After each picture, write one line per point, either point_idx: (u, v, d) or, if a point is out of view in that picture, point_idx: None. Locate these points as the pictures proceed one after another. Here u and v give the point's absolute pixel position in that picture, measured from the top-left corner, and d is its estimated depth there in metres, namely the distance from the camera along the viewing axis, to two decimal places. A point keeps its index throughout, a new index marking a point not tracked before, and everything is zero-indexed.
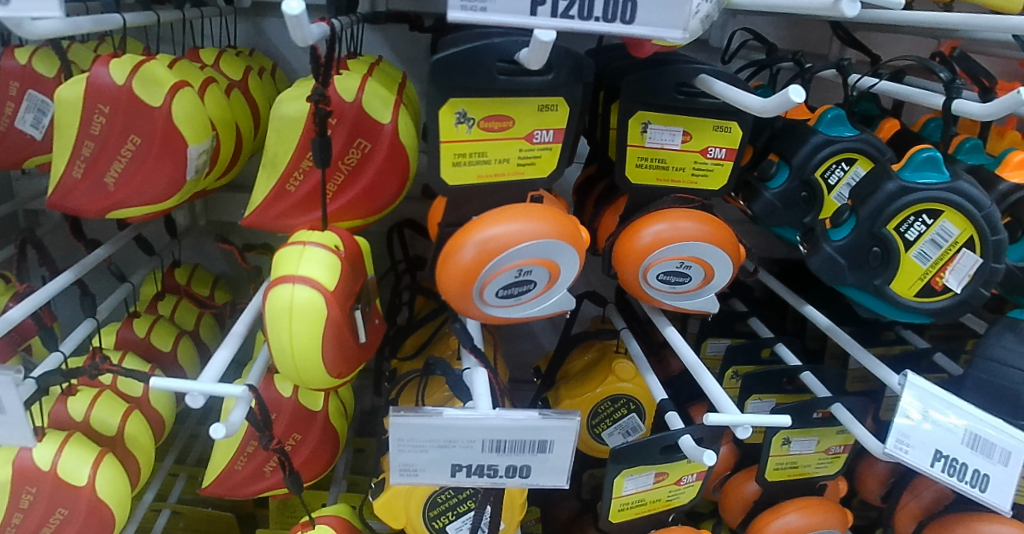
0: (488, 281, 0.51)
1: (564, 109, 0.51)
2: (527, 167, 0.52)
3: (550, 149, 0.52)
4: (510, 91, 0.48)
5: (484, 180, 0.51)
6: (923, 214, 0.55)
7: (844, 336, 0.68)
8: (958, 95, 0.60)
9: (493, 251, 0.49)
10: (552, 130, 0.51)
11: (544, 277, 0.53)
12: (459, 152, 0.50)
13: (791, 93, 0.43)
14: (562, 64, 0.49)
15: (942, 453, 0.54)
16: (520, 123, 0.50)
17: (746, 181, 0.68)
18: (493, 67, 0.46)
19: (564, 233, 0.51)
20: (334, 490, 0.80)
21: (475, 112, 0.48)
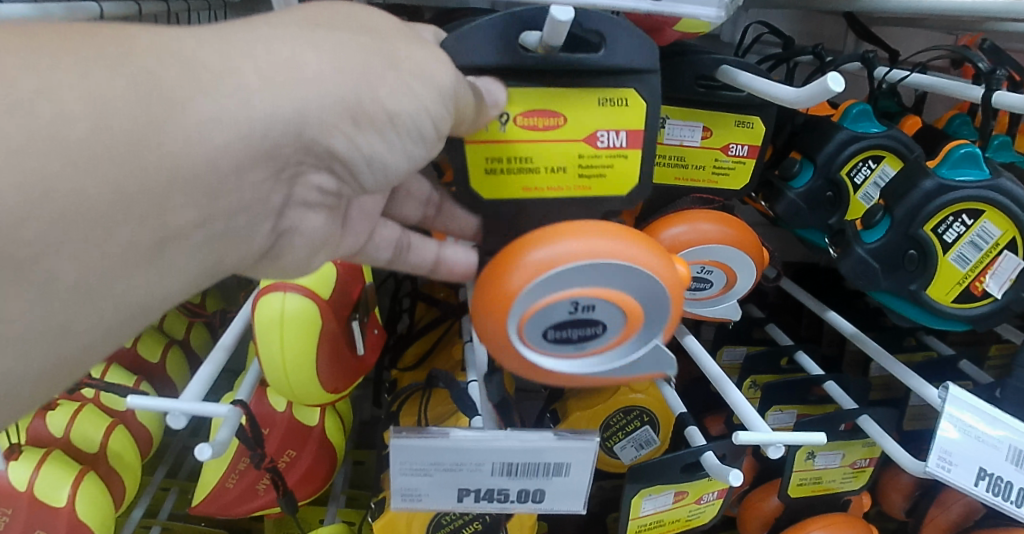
0: (531, 319, 0.39)
1: (637, 104, 0.40)
2: (591, 179, 0.41)
3: (624, 157, 0.41)
4: (559, 75, 0.39)
5: (531, 191, 0.41)
6: (962, 214, 0.51)
7: (872, 344, 0.64)
8: (997, 87, 0.57)
9: (540, 271, 0.38)
10: (621, 131, 0.41)
11: (615, 317, 0.41)
12: (492, 157, 0.40)
13: (830, 80, 0.40)
14: (615, 37, 0.39)
15: (985, 470, 0.50)
16: (573, 121, 0.40)
17: (767, 180, 0.64)
18: (516, 42, 0.38)
19: (642, 254, 0.39)
20: (332, 506, 0.76)
21: (517, 103, 0.39)
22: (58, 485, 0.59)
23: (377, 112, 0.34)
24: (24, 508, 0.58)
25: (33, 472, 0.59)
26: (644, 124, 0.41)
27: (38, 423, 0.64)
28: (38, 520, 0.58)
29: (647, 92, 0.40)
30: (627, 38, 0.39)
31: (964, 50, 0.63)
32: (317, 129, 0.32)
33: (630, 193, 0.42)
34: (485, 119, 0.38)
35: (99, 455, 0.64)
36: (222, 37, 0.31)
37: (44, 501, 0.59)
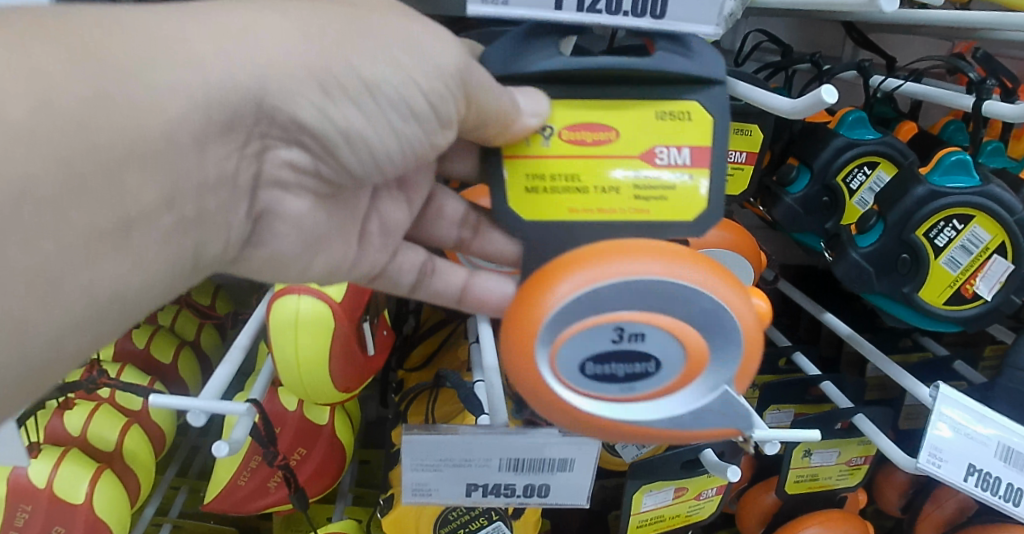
0: (567, 351, 0.35)
1: (704, 116, 0.35)
2: (647, 202, 0.36)
3: (688, 175, 0.36)
4: (612, 84, 0.35)
5: (576, 217, 0.36)
6: (953, 220, 0.53)
7: (867, 345, 0.66)
8: (989, 96, 0.58)
9: (575, 289, 0.33)
10: (685, 148, 0.36)
11: (669, 352, 0.35)
12: (534, 174, 0.36)
13: (824, 92, 0.41)
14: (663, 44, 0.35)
15: (974, 466, 0.52)
16: (628, 135, 0.35)
17: (765, 185, 0.66)
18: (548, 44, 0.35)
19: (696, 275, 0.34)
20: (340, 504, 0.78)
21: (562, 116, 0.35)
22: (76, 482, 0.61)
23: (352, 81, 0.32)
24: (43, 505, 0.60)
25: (51, 469, 0.61)
26: (712, 140, 0.36)
27: (56, 422, 0.66)
28: (58, 517, 0.60)
29: (714, 105, 0.36)
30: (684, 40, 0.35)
31: (957, 60, 0.64)
32: (277, 98, 0.31)
33: (696, 221, 0.36)
34: (523, 129, 0.34)
35: (115, 454, 0.66)
36: (242, 24, 0.31)
37: (62, 498, 0.60)
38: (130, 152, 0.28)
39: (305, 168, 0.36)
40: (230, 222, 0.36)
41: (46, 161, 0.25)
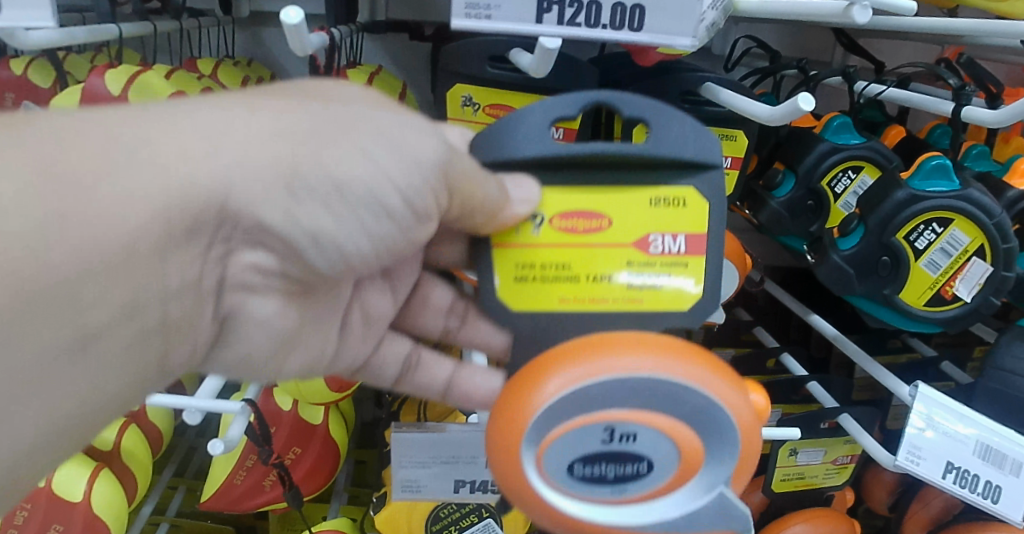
0: (552, 451, 0.35)
1: (698, 202, 0.38)
2: (638, 289, 0.38)
3: (683, 260, 0.38)
4: (606, 172, 0.37)
5: (568, 306, 0.38)
6: (933, 223, 0.54)
7: (851, 346, 0.67)
8: (968, 102, 0.60)
9: (562, 390, 0.33)
10: (679, 235, 0.38)
11: (662, 450, 0.35)
12: (525, 263, 0.38)
13: (800, 101, 0.44)
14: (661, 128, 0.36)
15: (953, 464, 0.53)
16: (620, 222, 0.37)
17: (751, 189, 0.68)
18: (543, 128, 0.36)
19: (690, 374, 0.34)
20: (335, 502, 0.79)
21: (554, 205, 0.37)
22: (75, 480, 0.62)
23: (321, 183, 0.32)
24: (42, 502, 0.61)
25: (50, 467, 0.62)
26: (706, 228, 0.38)
27: None
28: (56, 513, 0.61)
29: (707, 191, 0.38)
30: (677, 126, 0.37)
31: (939, 67, 0.66)
32: (239, 204, 0.31)
33: (690, 309, 0.38)
34: (512, 216, 0.36)
35: (113, 452, 0.68)
36: None
37: (62, 496, 0.62)
38: (83, 270, 0.28)
39: (269, 269, 0.36)
40: (196, 322, 0.37)
41: (49, 232, 0.27)
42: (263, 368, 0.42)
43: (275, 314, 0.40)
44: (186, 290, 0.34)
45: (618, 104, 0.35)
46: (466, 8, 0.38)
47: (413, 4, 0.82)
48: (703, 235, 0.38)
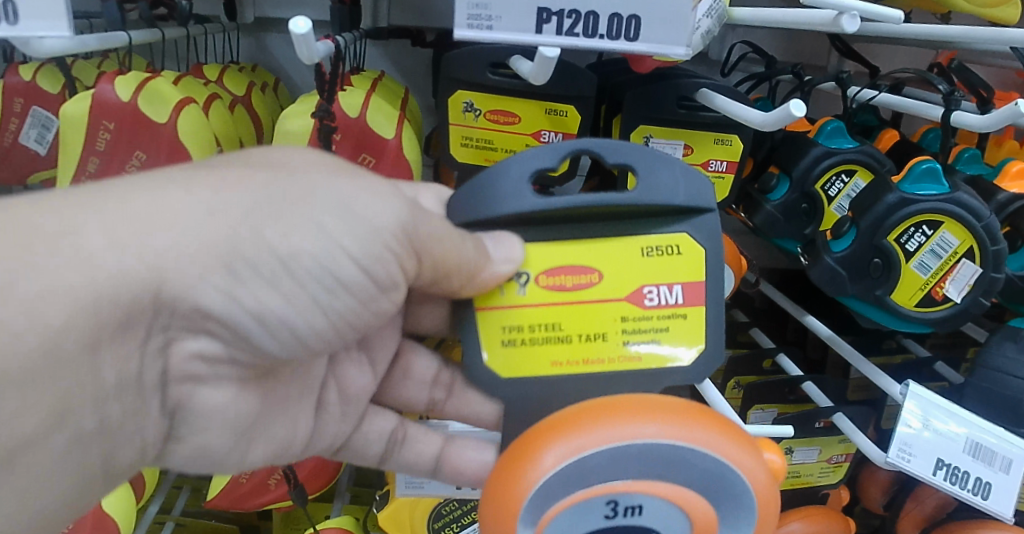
0: (553, 523, 0.36)
1: (692, 247, 0.40)
2: (636, 345, 0.40)
3: (679, 309, 0.40)
4: (593, 226, 0.40)
5: (566, 368, 0.40)
6: (923, 226, 0.56)
7: (846, 347, 0.68)
8: (957, 107, 0.61)
9: (559, 463, 0.34)
10: (673, 284, 0.40)
11: (667, 519, 0.37)
12: (510, 324, 0.40)
13: (792, 107, 0.45)
14: (645, 174, 0.38)
15: (943, 461, 0.54)
16: (611, 277, 0.39)
17: (746, 193, 0.69)
18: (523, 184, 0.38)
19: (690, 436, 0.34)
20: (339, 501, 0.80)
21: (536, 264, 0.40)
22: None
23: (267, 260, 0.34)
24: None
25: None
26: (702, 275, 0.40)
27: None
28: None
29: (699, 236, 0.40)
30: (665, 172, 0.39)
31: (929, 73, 0.67)
32: (177, 288, 0.33)
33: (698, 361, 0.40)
34: (495, 275, 0.39)
35: None
36: None
37: None
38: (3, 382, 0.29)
39: (215, 355, 0.37)
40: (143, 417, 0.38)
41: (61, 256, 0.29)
42: (224, 456, 0.43)
43: (229, 403, 0.41)
44: (128, 386, 0.35)
45: (604, 153, 0.38)
46: (468, 18, 0.39)
47: (417, 10, 0.83)
48: (699, 282, 0.40)
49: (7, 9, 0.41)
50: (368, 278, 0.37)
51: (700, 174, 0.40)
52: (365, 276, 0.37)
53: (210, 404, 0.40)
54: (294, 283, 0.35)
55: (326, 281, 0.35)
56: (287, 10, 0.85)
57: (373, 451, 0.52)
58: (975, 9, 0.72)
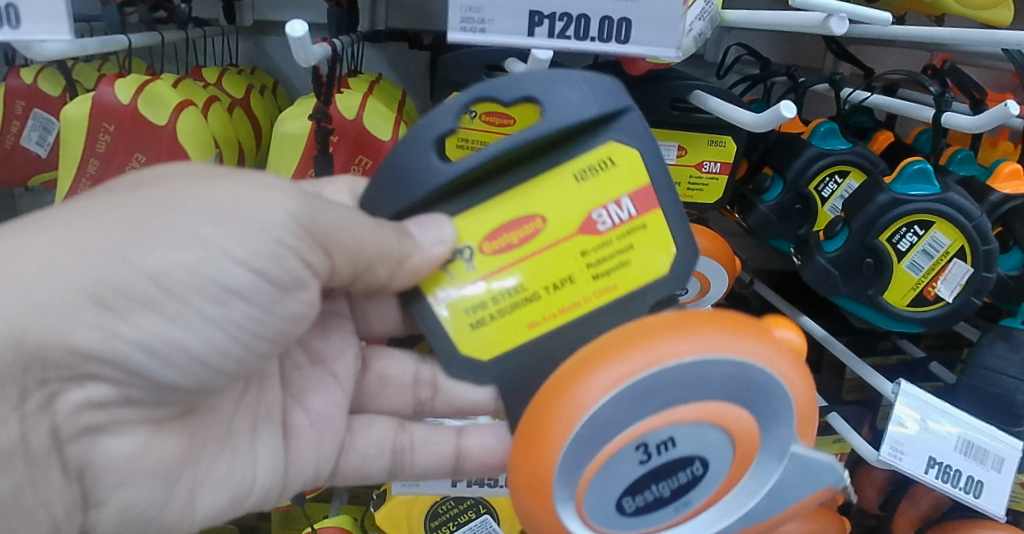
0: (593, 484, 0.36)
1: (623, 152, 0.37)
2: (610, 276, 0.38)
3: (637, 224, 0.37)
4: (518, 175, 0.37)
5: (545, 325, 0.37)
6: (914, 226, 0.56)
7: (840, 347, 0.69)
8: (948, 108, 0.62)
9: (570, 429, 0.34)
10: (621, 199, 0.37)
11: (703, 442, 0.37)
12: (473, 305, 0.37)
13: (782, 109, 0.46)
14: (550, 96, 0.34)
15: (935, 459, 0.55)
16: (559, 220, 0.37)
17: (740, 194, 0.69)
18: (427, 154, 0.35)
19: (697, 349, 0.34)
20: (337, 502, 0.80)
21: (472, 234, 0.37)
22: None
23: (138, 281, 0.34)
24: None
25: None
26: (646, 177, 0.37)
27: None
28: None
29: (626, 137, 0.37)
30: (567, 88, 0.35)
31: (921, 74, 0.68)
32: (43, 333, 0.32)
33: (669, 271, 0.38)
34: (436, 255, 0.37)
35: None
36: None
37: None
38: None
39: (106, 399, 0.36)
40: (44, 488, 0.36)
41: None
42: (158, 514, 0.42)
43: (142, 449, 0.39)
44: (14, 453, 0.34)
45: (499, 94, 0.34)
46: (461, 21, 0.40)
47: (413, 12, 0.84)
48: (644, 186, 0.37)
49: (9, 12, 0.41)
50: (262, 278, 0.37)
51: (604, 74, 0.36)
52: (257, 278, 0.37)
53: (117, 455, 0.39)
54: (173, 301, 0.35)
55: (211, 289, 0.36)
56: (286, 14, 0.86)
57: (379, 464, 0.51)
58: (968, 11, 0.72)
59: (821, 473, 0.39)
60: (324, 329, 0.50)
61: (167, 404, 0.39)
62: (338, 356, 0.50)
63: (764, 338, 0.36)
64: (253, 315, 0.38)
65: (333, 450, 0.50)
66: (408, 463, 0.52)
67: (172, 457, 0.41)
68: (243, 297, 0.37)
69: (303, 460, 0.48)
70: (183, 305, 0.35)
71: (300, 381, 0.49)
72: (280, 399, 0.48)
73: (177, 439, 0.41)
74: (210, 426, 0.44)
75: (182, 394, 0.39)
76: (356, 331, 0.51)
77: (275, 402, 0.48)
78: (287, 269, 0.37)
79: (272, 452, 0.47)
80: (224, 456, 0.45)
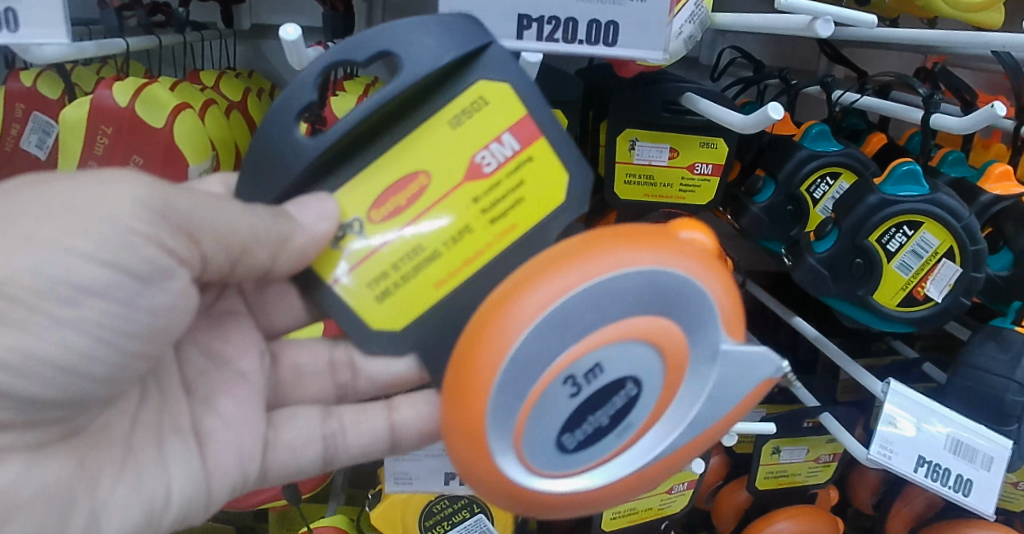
0: (528, 426, 0.35)
1: (495, 88, 0.36)
2: (507, 217, 0.37)
3: (524, 159, 0.37)
4: (394, 134, 0.36)
5: (450, 283, 0.37)
6: (904, 226, 0.57)
7: (832, 347, 0.69)
8: (936, 109, 0.62)
9: (489, 378, 0.33)
10: (503, 136, 0.36)
11: (630, 362, 0.36)
12: (374, 279, 0.37)
13: (770, 110, 0.47)
14: (408, 45, 0.34)
15: (924, 458, 0.56)
16: (443, 167, 0.36)
17: (732, 196, 0.70)
18: (292, 127, 0.35)
19: (594, 272, 0.34)
20: (333, 502, 0.81)
21: (356, 207, 0.37)
22: None
23: None
24: None
25: None
26: (525, 110, 0.36)
27: None
28: None
29: (493, 73, 0.36)
30: (422, 35, 0.34)
31: (910, 77, 0.68)
32: None
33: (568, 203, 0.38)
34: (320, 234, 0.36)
35: None
36: None
37: None
38: None
39: None
40: None
41: None
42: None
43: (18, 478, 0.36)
44: None
45: (351, 54, 0.34)
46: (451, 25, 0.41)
47: (410, 17, 0.85)
48: (524, 117, 0.37)
49: (8, 16, 0.42)
50: (118, 271, 0.36)
51: (455, 15, 0.35)
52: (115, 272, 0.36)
53: None
54: (22, 309, 0.34)
55: (61, 290, 0.34)
56: (284, 18, 0.87)
57: (311, 453, 0.50)
58: (958, 14, 0.72)
59: (755, 363, 0.38)
60: (220, 329, 0.49)
61: (43, 423, 0.37)
62: (242, 354, 0.49)
63: (670, 247, 0.36)
64: (110, 312, 0.37)
65: (256, 447, 0.48)
66: (341, 448, 0.51)
67: (65, 480, 0.38)
68: (96, 295, 0.36)
69: (224, 459, 0.46)
70: (34, 311, 0.34)
71: (206, 385, 0.47)
72: (185, 407, 0.47)
73: (65, 461, 0.39)
74: (102, 445, 0.41)
75: (58, 408, 0.37)
76: (255, 326, 0.51)
77: (180, 413, 0.46)
78: (144, 258, 0.36)
79: (185, 464, 0.45)
80: (125, 477, 0.42)
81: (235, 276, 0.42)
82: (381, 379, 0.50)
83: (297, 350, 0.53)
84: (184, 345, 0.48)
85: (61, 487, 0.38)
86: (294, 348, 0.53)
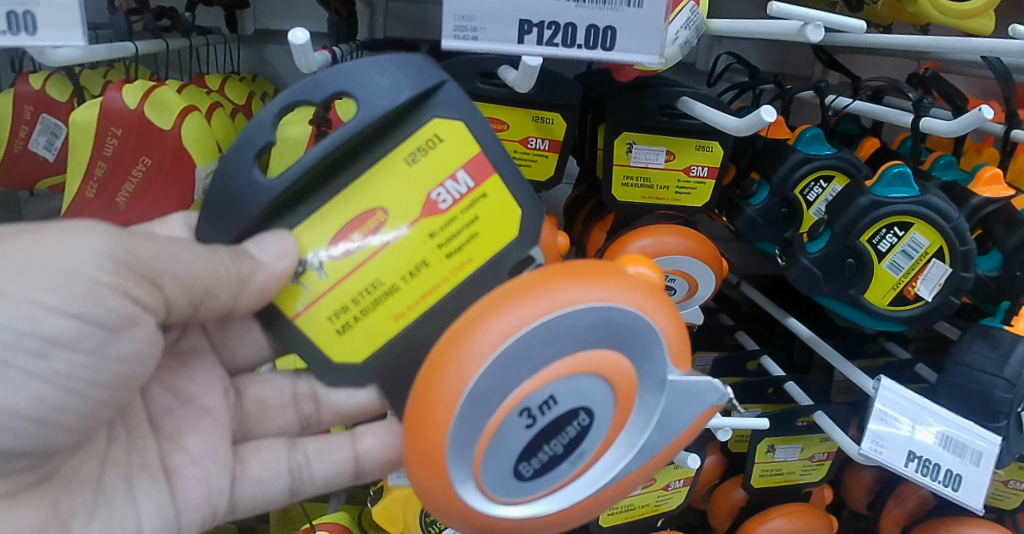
0: (486, 458, 0.39)
1: (447, 127, 0.40)
2: (462, 252, 0.41)
3: (476, 192, 0.41)
4: (351, 171, 0.40)
5: (409, 315, 0.41)
6: (894, 227, 0.58)
7: (825, 347, 0.71)
8: (926, 113, 0.63)
9: (448, 413, 0.36)
10: (457, 173, 0.41)
11: (582, 394, 0.40)
12: (336, 316, 0.41)
13: (763, 113, 0.48)
14: (360, 86, 0.38)
15: (914, 453, 0.57)
16: (397, 208, 0.40)
17: (728, 198, 0.72)
18: (250, 164, 0.38)
19: (539, 311, 0.37)
20: (335, 500, 0.82)
21: (313, 244, 0.40)
22: None
23: None
24: None
25: None
26: (478, 147, 0.41)
27: None
28: None
29: (446, 111, 0.40)
30: (377, 76, 0.38)
31: (899, 82, 0.70)
32: None
33: (521, 233, 0.43)
34: (276, 273, 0.39)
35: None
36: None
37: None
38: None
39: None
40: None
41: None
42: None
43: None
44: None
45: (308, 95, 0.37)
46: (454, 29, 0.41)
47: (412, 22, 0.87)
48: (477, 155, 0.41)
49: (27, 19, 0.43)
50: (85, 322, 0.39)
51: (408, 55, 0.39)
52: (83, 323, 0.39)
53: None
54: None
55: (32, 344, 0.38)
56: (287, 23, 0.88)
57: (278, 485, 0.53)
58: (949, 20, 0.73)
59: (702, 392, 0.42)
60: (185, 369, 0.52)
61: (12, 472, 0.41)
62: (205, 391, 0.52)
63: (617, 281, 0.39)
64: (82, 363, 0.40)
65: (224, 481, 0.51)
66: (308, 478, 0.53)
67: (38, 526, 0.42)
68: (65, 346, 0.39)
69: (192, 495, 0.49)
70: (4, 366, 0.37)
71: (173, 422, 0.50)
72: (153, 445, 0.49)
73: (37, 508, 0.42)
74: (74, 488, 0.45)
75: (26, 458, 0.41)
76: (219, 363, 0.53)
77: (149, 451, 0.49)
78: (110, 308, 0.39)
79: (156, 500, 0.48)
80: (97, 516, 0.45)
81: (198, 317, 0.45)
82: (345, 410, 0.50)
83: (262, 384, 0.56)
84: (151, 388, 0.51)
85: (35, 530, 0.42)
86: (259, 383, 0.56)
